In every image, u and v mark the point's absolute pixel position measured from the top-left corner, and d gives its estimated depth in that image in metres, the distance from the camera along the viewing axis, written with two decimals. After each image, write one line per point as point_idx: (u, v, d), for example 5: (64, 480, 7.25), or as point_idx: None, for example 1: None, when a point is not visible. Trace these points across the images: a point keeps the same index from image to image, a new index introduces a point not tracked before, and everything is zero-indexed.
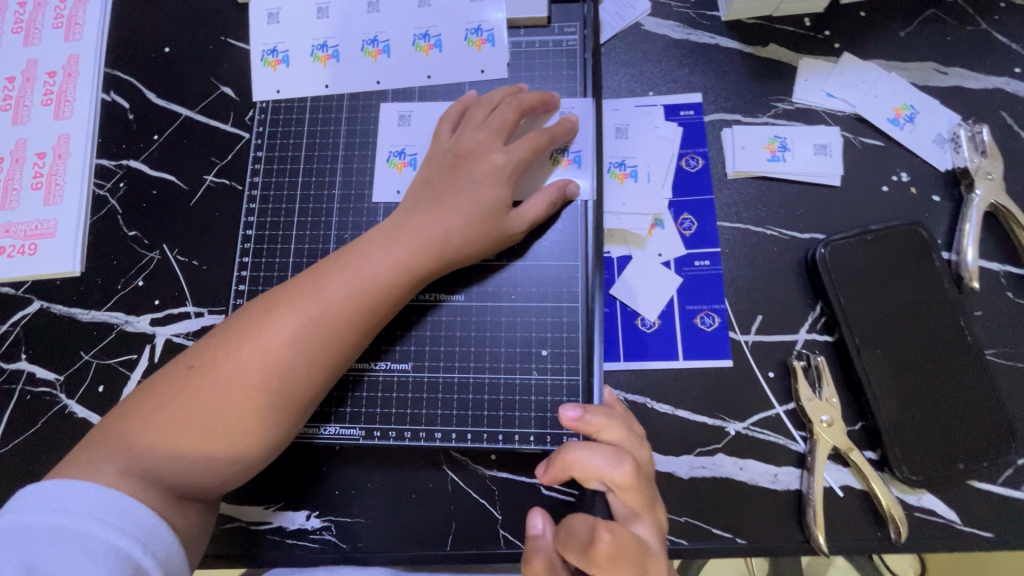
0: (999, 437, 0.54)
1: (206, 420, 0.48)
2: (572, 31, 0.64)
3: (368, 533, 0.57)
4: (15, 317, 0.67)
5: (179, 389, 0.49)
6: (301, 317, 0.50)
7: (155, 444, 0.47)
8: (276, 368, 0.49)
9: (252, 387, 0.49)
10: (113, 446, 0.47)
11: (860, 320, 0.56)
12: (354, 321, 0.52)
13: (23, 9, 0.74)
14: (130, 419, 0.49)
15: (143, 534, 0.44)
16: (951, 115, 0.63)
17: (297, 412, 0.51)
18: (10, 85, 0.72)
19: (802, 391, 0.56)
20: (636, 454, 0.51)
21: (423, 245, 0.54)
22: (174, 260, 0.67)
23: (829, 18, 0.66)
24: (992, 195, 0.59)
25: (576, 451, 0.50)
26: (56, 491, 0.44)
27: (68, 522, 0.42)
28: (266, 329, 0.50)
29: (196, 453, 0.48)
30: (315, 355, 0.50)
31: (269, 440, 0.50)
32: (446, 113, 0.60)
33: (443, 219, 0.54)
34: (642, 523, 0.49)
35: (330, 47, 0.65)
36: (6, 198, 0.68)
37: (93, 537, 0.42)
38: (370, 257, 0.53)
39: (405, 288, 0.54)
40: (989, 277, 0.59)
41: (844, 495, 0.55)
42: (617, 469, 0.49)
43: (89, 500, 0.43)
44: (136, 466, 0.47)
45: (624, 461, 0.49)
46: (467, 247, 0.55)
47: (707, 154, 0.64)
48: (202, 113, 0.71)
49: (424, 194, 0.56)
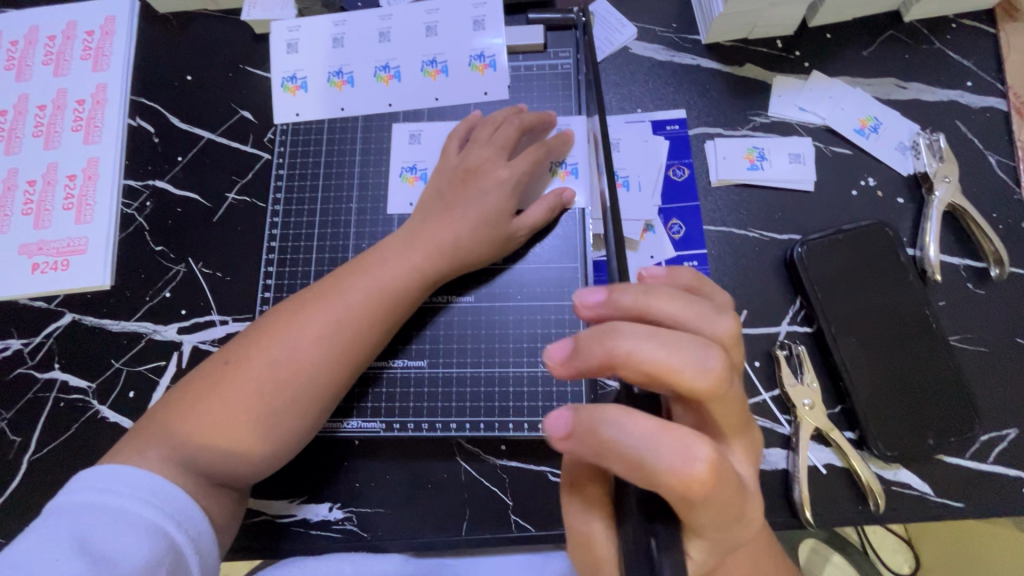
0: (965, 414, 0.59)
1: (241, 412, 0.52)
2: (566, 56, 0.70)
3: (388, 522, 0.61)
4: (48, 329, 0.71)
5: (214, 385, 0.53)
6: (326, 318, 0.55)
7: (195, 435, 0.52)
8: (304, 365, 0.54)
9: (283, 382, 0.53)
10: (157, 438, 0.52)
11: (837, 310, 0.62)
12: (374, 321, 0.56)
13: (53, 43, 0.80)
14: (170, 413, 0.53)
15: (178, 513, 0.48)
16: (911, 125, 0.69)
17: (323, 404, 0.55)
18: (41, 113, 0.77)
19: (785, 378, 0.61)
20: (716, 335, 0.36)
21: (436, 252, 0.59)
22: (199, 273, 0.72)
23: (799, 40, 0.73)
24: (950, 196, 0.65)
25: (627, 341, 0.33)
26: (103, 474, 0.48)
27: (112, 500, 0.46)
28: (294, 329, 0.54)
29: (232, 443, 0.52)
30: (339, 351, 0.55)
31: (298, 429, 0.55)
32: (456, 132, 0.66)
33: (454, 227, 0.59)
34: (735, 450, 0.36)
35: (344, 73, 0.71)
36: (40, 218, 0.73)
37: (135, 514, 0.46)
38: (387, 263, 0.58)
39: (420, 291, 0.59)
40: (950, 270, 0.65)
41: (827, 473, 0.60)
42: (702, 368, 0.32)
43: (130, 482, 0.48)
44: (179, 454, 0.51)
45: (705, 357, 0.32)
46: (476, 252, 0.60)
47: (692, 165, 0.70)
48: (223, 135, 0.76)
49: (435, 205, 0.62)
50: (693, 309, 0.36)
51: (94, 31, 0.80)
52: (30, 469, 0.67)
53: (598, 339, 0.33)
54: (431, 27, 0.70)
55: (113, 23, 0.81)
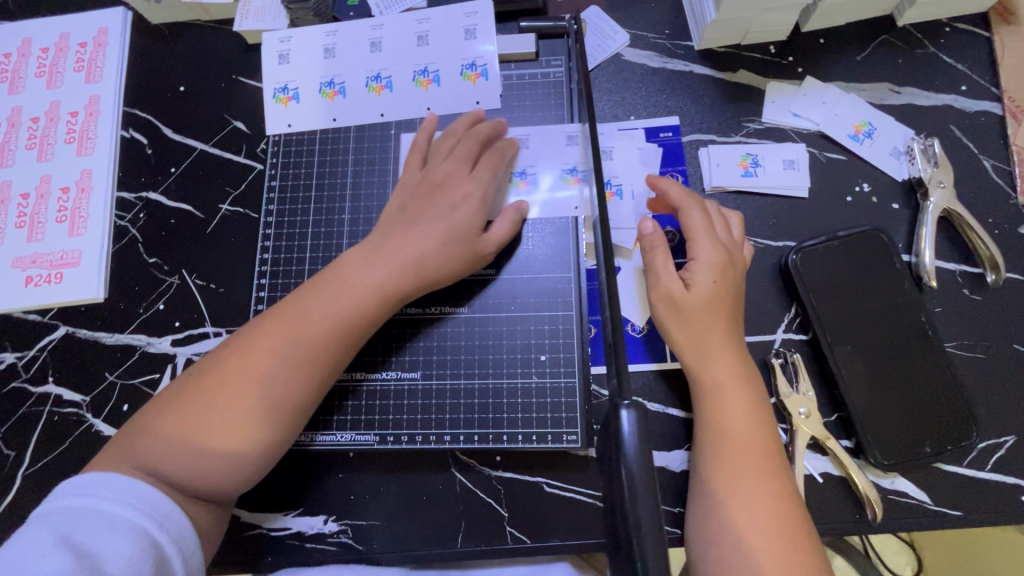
0: (963, 421, 0.59)
1: (195, 426, 0.52)
2: (559, 64, 0.70)
3: (383, 534, 0.61)
4: (42, 342, 0.71)
5: (178, 399, 0.54)
6: (284, 333, 0.55)
7: (153, 448, 0.52)
8: (258, 378, 0.54)
9: (237, 396, 0.53)
10: (124, 450, 0.52)
11: (830, 317, 0.62)
12: (331, 336, 0.56)
13: (45, 55, 0.80)
14: (137, 428, 0.54)
15: (159, 514, 0.49)
16: (906, 129, 0.69)
17: (280, 420, 0.54)
18: (34, 125, 0.77)
19: (781, 386, 0.61)
20: (732, 217, 0.64)
21: (398, 267, 0.58)
22: (192, 284, 0.72)
23: (792, 45, 0.73)
24: (945, 202, 0.65)
25: (686, 217, 0.61)
26: (87, 480, 0.49)
27: (94, 504, 0.47)
28: (253, 345, 0.55)
29: (185, 457, 0.51)
30: (296, 365, 0.55)
31: (253, 445, 0.53)
32: (419, 139, 0.66)
33: (418, 244, 0.59)
34: (731, 243, 0.62)
35: (336, 84, 0.70)
36: (33, 230, 0.73)
37: (117, 516, 0.47)
38: (348, 279, 0.58)
39: (381, 305, 0.58)
40: (946, 276, 0.64)
41: (825, 481, 0.60)
42: (726, 235, 0.62)
43: (111, 485, 0.49)
44: (139, 466, 0.51)
45: (723, 231, 0.62)
46: (443, 268, 0.59)
47: (686, 172, 0.69)
48: (216, 146, 0.76)
49: (399, 221, 0.61)
50: (726, 211, 0.64)
51: (87, 43, 0.80)
52: (25, 484, 0.66)
53: (683, 199, 0.62)
54: (423, 37, 0.70)
55: (106, 34, 0.81)
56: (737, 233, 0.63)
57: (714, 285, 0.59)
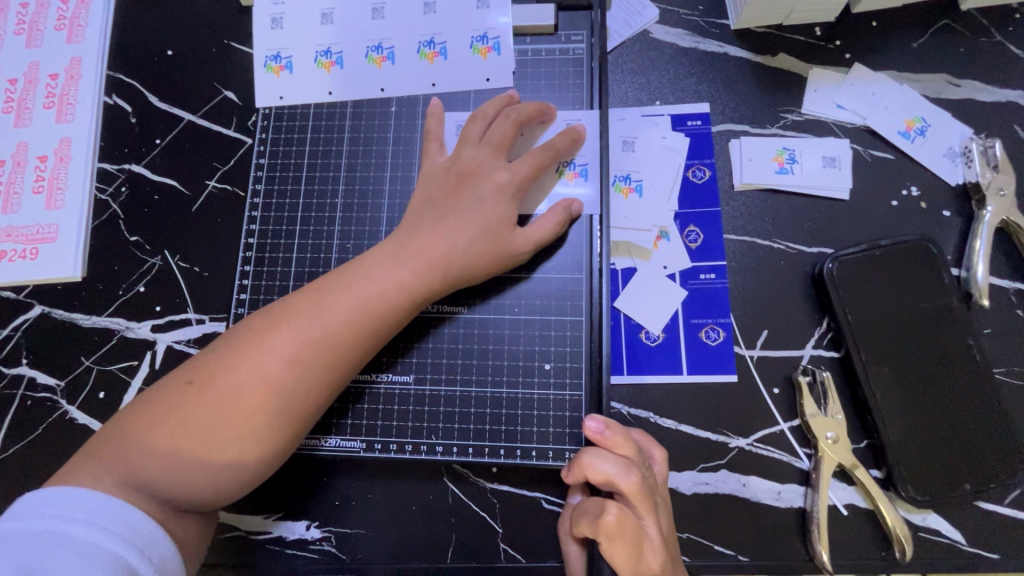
0: (1007, 458, 0.54)
1: (203, 438, 0.48)
2: (580, 40, 0.63)
3: (368, 544, 0.57)
4: (16, 321, 0.67)
5: (175, 402, 0.49)
6: (302, 335, 0.50)
7: (150, 454, 0.48)
8: (273, 386, 0.49)
9: (248, 405, 0.48)
10: (109, 456, 0.48)
11: (875, 338, 0.56)
12: (354, 343, 0.51)
13: (25, 10, 0.74)
14: (127, 429, 0.49)
15: (138, 539, 0.44)
16: (963, 128, 0.62)
17: (293, 431, 0.50)
18: (12, 87, 0.71)
19: (807, 407, 0.55)
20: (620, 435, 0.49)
21: (426, 265, 0.53)
22: (175, 266, 0.67)
23: (840, 27, 0.65)
24: (1004, 211, 0.58)
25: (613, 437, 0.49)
26: (59, 498, 0.44)
27: (64, 527, 0.43)
28: (265, 346, 0.50)
29: (190, 467, 0.48)
30: (313, 374, 0.50)
31: (264, 458, 0.50)
32: (433, 134, 0.60)
33: (446, 238, 0.54)
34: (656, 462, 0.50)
35: (333, 53, 0.64)
36: (8, 201, 0.68)
37: (89, 542, 0.42)
38: (373, 277, 0.53)
39: (408, 310, 0.53)
40: (998, 294, 0.58)
41: (849, 514, 0.55)
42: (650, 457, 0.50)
43: (90, 507, 0.44)
44: (131, 475, 0.47)
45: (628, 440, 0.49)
46: (471, 266, 0.54)
47: (714, 166, 0.63)
48: (205, 117, 0.70)
49: (429, 214, 0.56)
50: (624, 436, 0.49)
51: None
52: None
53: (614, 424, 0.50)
54: (431, 4, 0.63)
55: None
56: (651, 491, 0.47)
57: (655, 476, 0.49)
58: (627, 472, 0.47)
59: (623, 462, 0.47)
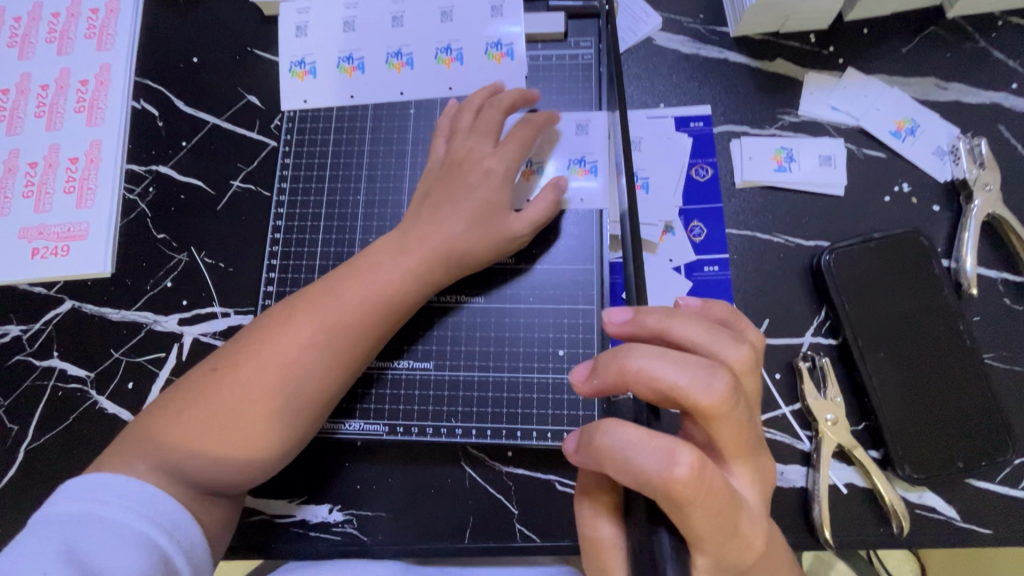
0: (997, 437, 0.56)
1: (228, 422, 0.50)
2: (588, 46, 0.67)
3: (389, 526, 0.60)
4: (47, 316, 0.69)
5: (200, 390, 0.52)
6: (317, 321, 0.53)
7: (179, 441, 0.50)
8: (291, 369, 0.52)
9: (269, 388, 0.51)
10: (141, 444, 0.50)
11: (870, 325, 0.59)
12: (364, 327, 0.54)
13: (56, 20, 0.77)
14: (155, 419, 0.52)
15: (169, 525, 0.47)
16: (951, 128, 0.66)
17: (311, 412, 0.53)
18: (44, 93, 0.75)
19: (807, 391, 0.59)
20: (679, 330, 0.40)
21: (430, 254, 0.56)
22: (201, 262, 0.70)
23: (834, 34, 0.69)
24: (990, 206, 0.62)
25: (664, 329, 0.41)
26: (95, 483, 0.47)
27: (101, 511, 0.45)
28: (283, 333, 0.53)
29: (215, 449, 0.50)
30: (329, 356, 0.53)
31: (284, 439, 0.52)
32: (439, 129, 0.63)
33: (447, 227, 0.57)
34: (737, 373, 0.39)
35: (354, 59, 0.68)
36: (40, 201, 0.71)
37: (126, 526, 0.45)
38: (382, 266, 0.56)
39: (416, 297, 0.56)
40: (987, 283, 0.61)
41: (849, 492, 0.57)
42: (735, 354, 0.39)
43: (121, 491, 0.47)
44: (165, 461, 0.50)
45: (687, 334, 0.40)
46: (471, 253, 0.57)
47: (716, 164, 0.66)
48: (230, 120, 0.74)
49: (426, 205, 0.59)
50: (692, 328, 0.40)
51: (99, 9, 0.78)
52: (26, 457, 0.65)
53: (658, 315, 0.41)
54: (447, 12, 0.67)
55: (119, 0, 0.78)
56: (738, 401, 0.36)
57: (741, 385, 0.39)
58: (706, 378, 0.35)
59: (703, 363, 0.36)
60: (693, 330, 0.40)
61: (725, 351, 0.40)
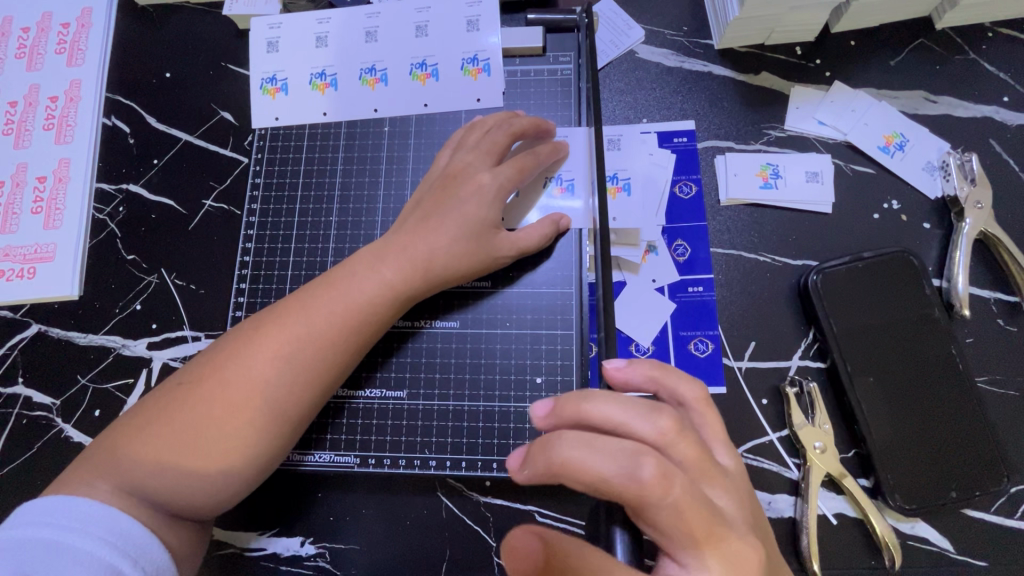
0: (991, 466, 0.54)
1: (190, 441, 0.48)
2: (567, 61, 0.65)
3: (363, 559, 0.58)
4: (12, 340, 0.67)
5: (165, 406, 0.50)
6: (286, 334, 0.51)
7: (140, 459, 0.48)
8: (258, 384, 0.50)
9: (235, 404, 0.49)
10: (103, 464, 0.48)
11: (858, 346, 0.57)
12: (335, 341, 0.52)
13: (26, 35, 0.75)
14: (118, 437, 0.49)
15: (133, 549, 0.44)
16: (941, 143, 0.64)
17: (279, 430, 0.50)
18: (12, 110, 0.73)
19: (795, 417, 0.56)
20: (605, 416, 0.38)
21: (410, 265, 0.54)
22: (172, 284, 0.68)
23: (820, 47, 0.67)
24: (982, 224, 0.60)
25: (586, 410, 0.39)
26: (55, 507, 0.44)
27: (59, 535, 0.43)
28: (251, 346, 0.51)
29: (177, 470, 0.48)
30: (298, 372, 0.51)
31: (248, 462, 0.49)
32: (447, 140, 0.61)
33: (431, 240, 0.55)
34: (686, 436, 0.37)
35: (328, 75, 0.66)
36: (7, 222, 0.69)
37: (84, 551, 0.42)
38: (357, 277, 0.54)
39: (392, 309, 0.54)
40: (979, 304, 0.60)
41: (839, 523, 0.55)
42: (649, 424, 0.37)
43: (81, 516, 0.44)
44: (126, 481, 0.47)
45: (607, 409, 0.38)
46: (452, 268, 0.55)
47: (700, 181, 0.65)
48: (202, 137, 0.72)
49: (416, 214, 0.57)
50: (623, 409, 0.38)
51: (70, 23, 0.76)
52: None
53: (572, 399, 0.40)
54: (422, 27, 0.65)
55: (90, 15, 0.76)
56: (683, 451, 0.37)
57: (685, 450, 0.37)
58: (649, 415, 0.37)
59: (646, 404, 0.38)
60: (633, 410, 0.38)
61: (645, 420, 0.37)
